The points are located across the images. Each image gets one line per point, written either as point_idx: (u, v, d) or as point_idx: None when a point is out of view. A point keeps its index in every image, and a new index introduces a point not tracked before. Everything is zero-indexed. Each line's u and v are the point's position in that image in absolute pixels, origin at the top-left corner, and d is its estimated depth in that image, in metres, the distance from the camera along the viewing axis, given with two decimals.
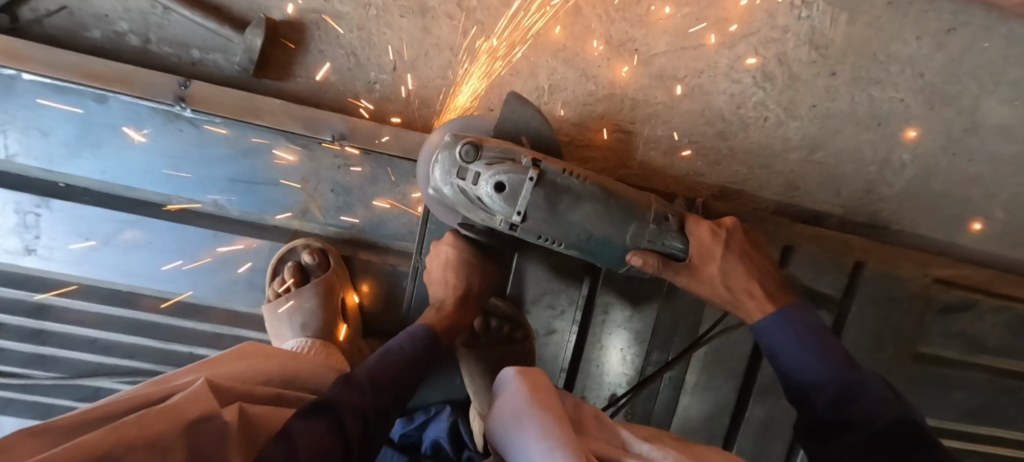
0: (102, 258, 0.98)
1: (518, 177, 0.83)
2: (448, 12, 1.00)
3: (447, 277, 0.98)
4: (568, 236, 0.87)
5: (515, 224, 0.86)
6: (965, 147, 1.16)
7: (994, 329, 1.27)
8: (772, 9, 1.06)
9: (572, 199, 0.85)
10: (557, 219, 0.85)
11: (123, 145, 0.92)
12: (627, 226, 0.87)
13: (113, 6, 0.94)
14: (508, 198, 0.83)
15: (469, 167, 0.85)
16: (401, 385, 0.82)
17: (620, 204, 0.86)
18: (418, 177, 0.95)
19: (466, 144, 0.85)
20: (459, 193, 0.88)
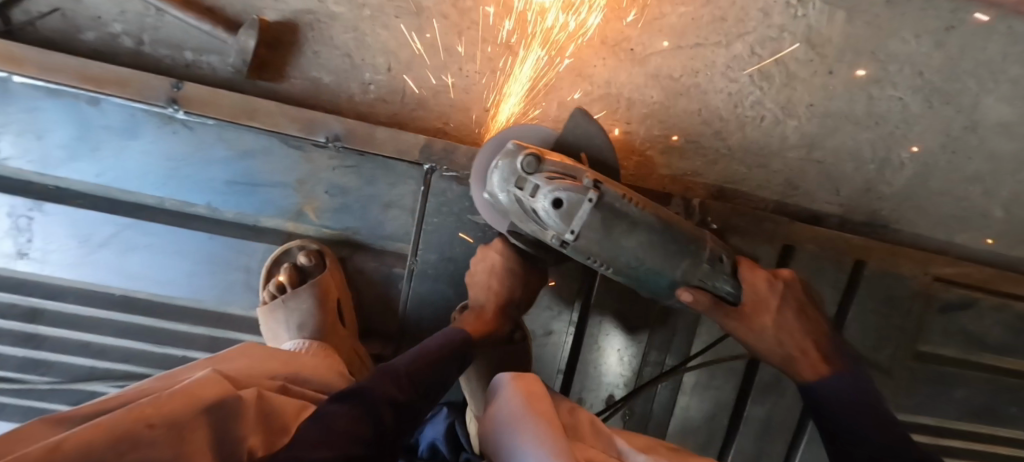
0: (96, 261, 0.97)
1: (578, 198, 0.77)
2: (444, 12, 1.00)
3: (492, 284, 0.97)
4: (617, 264, 0.85)
5: (566, 242, 0.81)
6: (965, 146, 1.16)
7: (994, 327, 1.27)
8: (769, 8, 1.06)
9: (628, 229, 0.82)
10: (611, 243, 0.81)
11: (118, 148, 0.91)
12: (679, 260, 0.86)
13: (107, 7, 0.93)
14: (566, 217, 0.78)
15: (528, 178, 0.79)
16: (434, 384, 0.81)
17: (677, 240, 0.85)
18: (474, 181, 0.93)
19: (529, 155, 0.79)
20: (515, 203, 0.82)
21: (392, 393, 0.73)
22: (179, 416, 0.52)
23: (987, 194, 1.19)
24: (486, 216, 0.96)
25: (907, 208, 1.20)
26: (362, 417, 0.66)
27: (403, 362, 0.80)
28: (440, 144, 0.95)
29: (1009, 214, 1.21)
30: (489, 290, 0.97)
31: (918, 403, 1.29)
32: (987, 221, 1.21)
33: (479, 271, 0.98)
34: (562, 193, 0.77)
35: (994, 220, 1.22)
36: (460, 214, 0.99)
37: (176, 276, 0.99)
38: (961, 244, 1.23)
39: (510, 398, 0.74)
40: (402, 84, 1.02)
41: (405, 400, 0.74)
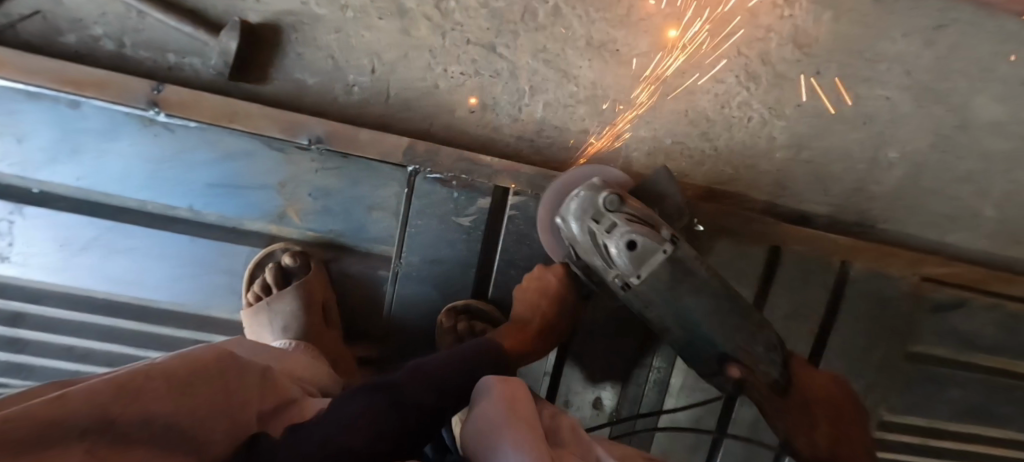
0: (79, 265, 0.97)
1: (651, 245, 0.83)
2: (428, 13, 0.99)
3: (538, 302, 0.98)
4: (672, 319, 0.88)
5: (629, 284, 0.87)
6: (955, 145, 1.15)
7: (988, 328, 1.25)
8: (754, 8, 1.06)
9: (694, 292, 0.86)
10: (671, 296, 0.86)
11: (98, 151, 0.90)
12: (734, 333, 0.88)
13: (88, 10, 0.93)
14: (635, 259, 0.84)
15: (607, 214, 0.86)
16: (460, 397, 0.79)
17: (738, 312, 0.88)
18: (542, 208, 0.96)
19: (613, 193, 0.86)
20: (588, 234, 0.88)
21: (417, 390, 0.74)
22: (184, 376, 0.51)
23: (978, 193, 1.18)
24: (546, 242, 1.00)
25: (898, 209, 1.18)
26: (384, 410, 0.68)
27: (433, 360, 0.81)
28: (422, 146, 0.95)
29: (1001, 214, 1.20)
30: (533, 307, 0.98)
31: (910, 404, 1.28)
32: (979, 221, 1.20)
33: (529, 287, 1.00)
34: (638, 237, 0.83)
35: (986, 219, 1.20)
36: (444, 216, 0.99)
37: (159, 280, 0.98)
38: (954, 245, 1.22)
39: (491, 402, 0.72)
40: (386, 86, 1.01)
41: (430, 394, 0.75)
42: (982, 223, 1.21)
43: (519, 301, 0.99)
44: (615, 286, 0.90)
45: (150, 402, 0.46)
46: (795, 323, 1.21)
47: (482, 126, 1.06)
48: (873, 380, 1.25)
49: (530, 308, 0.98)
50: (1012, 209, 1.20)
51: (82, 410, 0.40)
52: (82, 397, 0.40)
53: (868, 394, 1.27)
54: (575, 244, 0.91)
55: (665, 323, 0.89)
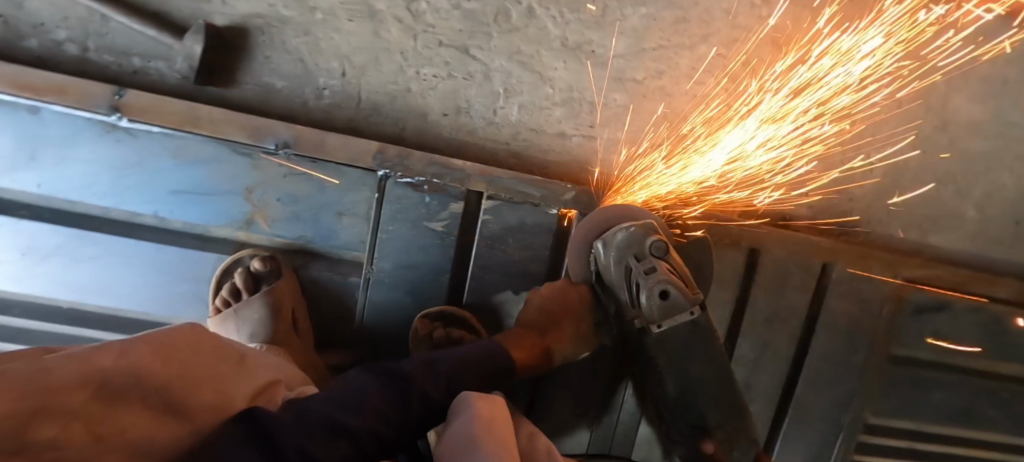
0: (43, 273, 0.95)
1: (683, 303, 0.88)
2: (398, 15, 0.97)
3: (553, 311, 0.98)
4: (675, 377, 0.93)
5: (648, 329, 0.91)
6: (934, 146, 1.14)
7: (970, 329, 1.24)
8: (732, 8, 1.04)
9: (703, 359, 0.92)
10: (678, 360, 0.92)
11: (60, 157, 0.89)
12: (723, 408, 0.93)
13: (50, 14, 0.91)
14: (665, 311, 0.89)
15: (651, 258, 0.89)
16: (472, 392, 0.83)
17: (731, 397, 0.94)
18: (577, 232, 0.97)
19: (661, 240, 0.89)
20: (624, 271, 0.91)
21: (428, 381, 0.76)
22: (167, 343, 0.54)
23: (958, 194, 1.18)
24: (571, 258, 1.00)
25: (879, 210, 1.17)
26: (394, 398, 0.72)
27: (449, 357, 0.82)
28: (392, 151, 0.94)
29: (982, 214, 1.19)
30: (552, 317, 0.98)
31: (894, 407, 1.27)
32: (959, 222, 1.19)
33: (549, 296, 0.99)
34: (674, 292, 0.88)
35: (966, 221, 1.19)
36: (416, 221, 0.98)
37: (125, 288, 0.96)
38: (935, 245, 1.21)
39: (467, 418, 0.71)
40: (357, 90, 1.00)
41: (439, 385, 0.77)
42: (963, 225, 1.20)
43: (537, 306, 0.99)
44: (633, 326, 0.94)
45: (135, 361, 0.49)
46: (777, 327, 1.19)
47: (455, 130, 1.05)
48: (858, 383, 1.24)
49: (548, 317, 0.98)
50: (993, 210, 1.19)
51: (66, 365, 0.44)
52: (64, 358, 0.44)
53: (854, 399, 1.25)
54: (605, 272, 0.94)
55: (669, 378, 0.93)
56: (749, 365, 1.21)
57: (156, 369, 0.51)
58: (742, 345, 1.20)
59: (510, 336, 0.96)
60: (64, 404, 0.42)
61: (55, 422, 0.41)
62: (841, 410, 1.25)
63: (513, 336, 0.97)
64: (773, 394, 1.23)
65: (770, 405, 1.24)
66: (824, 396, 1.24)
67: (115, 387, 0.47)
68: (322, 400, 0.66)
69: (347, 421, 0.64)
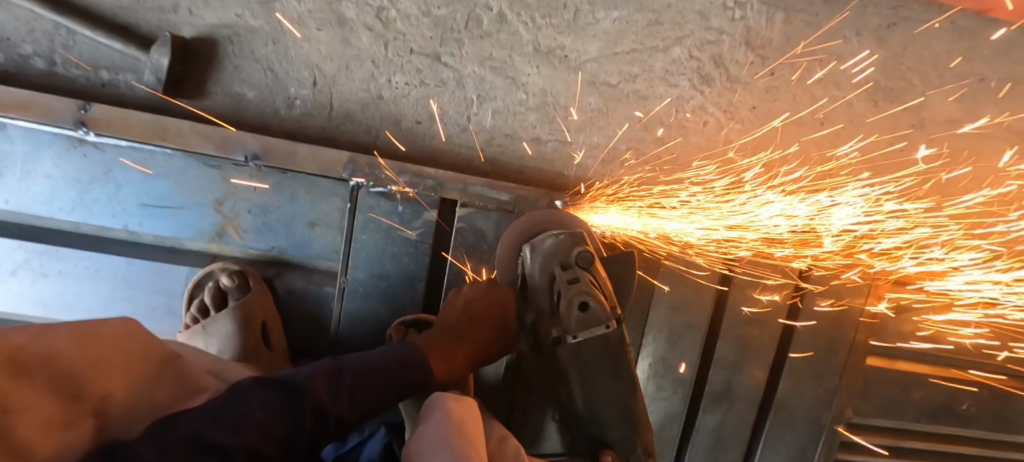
0: (16, 289, 0.95)
1: (601, 315, 0.85)
2: (367, 22, 0.96)
3: (476, 314, 0.94)
4: (582, 392, 0.89)
5: (562, 341, 0.87)
6: (910, 144, 1.13)
7: (951, 328, 1.24)
8: (704, 10, 1.02)
9: (612, 377, 0.89)
10: (582, 374, 0.88)
11: (27, 172, 0.89)
12: (624, 425, 0.91)
13: (14, 28, 0.90)
14: (581, 322, 0.85)
15: (575, 267, 0.86)
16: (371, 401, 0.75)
17: (635, 417, 0.92)
18: (508, 236, 0.94)
19: (588, 251, 0.86)
20: (546, 277, 0.88)
21: (327, 392, 0.69)
22: (93, 335, 0.58)
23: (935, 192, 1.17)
24: (499, 258, 0.97)
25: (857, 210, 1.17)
26: (280, 412, 0.64)
27: (356, 364, 0.75)
28: (364, 160, 0.95)
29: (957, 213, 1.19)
30: (474, 321, 0.94)
31: (876, 406, 1.27)
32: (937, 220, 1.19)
33: (471, 298, 0.95)
34: (594, 303, 0.84)
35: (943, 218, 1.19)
36: (389, 230, 0.98)
37: (98, 301, 0.97)
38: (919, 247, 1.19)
39: (438, 421, 0.71)
40: (328, 98, 0.99)
41: (338, 393, 0.71)
42: (942, 228, 1.20)
43: (460, 308, 0.95)
44: (547, 337, 0.89)
45: (52, 344, 0.54)
46: (758, 329, 1.19)
47: (429, 136, 1.04)
48: (838, 383, 1.24)
49: (468, 320, 0.94)
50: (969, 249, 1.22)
51: None
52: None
53: (835, 398, 1.25)
54: (528, 278, 0.90)
55: (577, 393, 0.90)
56: (729, 367, 1.21)
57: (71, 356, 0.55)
58: (723, 347, 1.20)
59: (437, 341, 0.92)
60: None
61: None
62: (823, 410, 1.25)
63: (437, 338, 0.93)
64: (754, 395, 1.23)
65: (751, 406, 1.24)
66: (804, 395, 1.24)
67: (26, 364, 0.51)
68: (195, 417, 0.59)
69: (218, 440, 0.57)
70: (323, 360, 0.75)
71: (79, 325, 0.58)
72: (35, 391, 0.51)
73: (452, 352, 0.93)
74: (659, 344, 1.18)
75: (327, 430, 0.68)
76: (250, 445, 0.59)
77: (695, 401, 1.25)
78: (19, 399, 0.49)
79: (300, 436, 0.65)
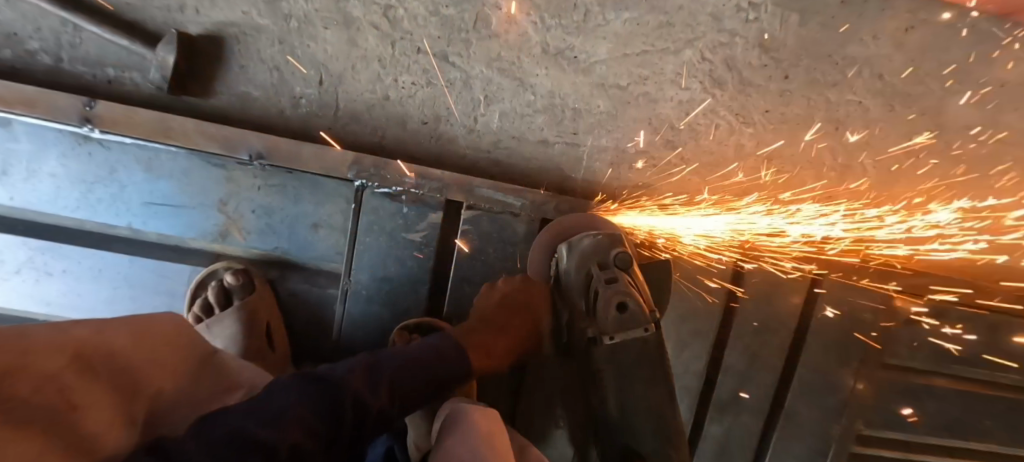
0: (20, 287, 0.95)
1: (639, 318, 0.87)
2: (374, 22, 0.95)
3: (514, 303, 0.95)
4: (616, 399, 0.91)
5: (600, 340, 0.88)
6: (929, 150, 1.10)
7: (965, 339, 1.21)
8: (717, 12, 1.00)
9: (646, 384, 0.90)
10: (620, 377, 0.90)
11: (30, 171, 0.89)
12: (657, 435, 0.92)
13: (21, 24, 0.90)
14: (619, 323, 0.87)
15: (614, 268, 0.88)
16: (408, 396, 0.78)
17: (669, 425, 0.92)
18: (543, 238, 0.97)
19: (625, 251, 0.88)
20: (585, 277, 0.90)
21: (365, 387, 0.71)
22: (144, 330, 0.62)
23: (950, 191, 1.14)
24: (532, 257, 0.99)
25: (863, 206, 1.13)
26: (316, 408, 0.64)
27: (389, 361, 0.78)
28: (369, 161, 0.93)
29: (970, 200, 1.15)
30: (511, 318, 0.94)
31: (887, 418, 1.25)
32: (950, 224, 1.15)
33: (507, 293, 0.96)
34: (632, 305, 0.86)
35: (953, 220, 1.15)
36: (393, 232, 0.97)
37: (100, 301, 0.97)
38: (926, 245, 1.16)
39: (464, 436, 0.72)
40: (334, 98, 0.98)
41: (376, 388, 0.73)
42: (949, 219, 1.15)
43: (496, 298, 0.96)
44: (584, 337, 0.90)
45: (110, 340, 0.58)
46: (766, 338, 1.17)
47: (436, 138, 1.03)
48: (848, 394, 1.21)
49: (506, 310, 0.94)
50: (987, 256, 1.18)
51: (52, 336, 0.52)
52: (51, 330, 0.53)
53: (844, 410, 1.22)
54: (565, 277, 0.92)
55: (610, 399, 0.92)
56: (736, 376, 1.19)
57: (123, 351, 0.59)
58: (731, 355, 1.17)
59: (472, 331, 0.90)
60: (42, 369, 0.50)
61: (33, 382, 0.49)
62: (832, 421, 1.23)
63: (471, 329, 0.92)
64: (762, 406, 1.21)
65: (757, 417, 1.22)
66: (814, 406, 1.22)
67: (87, 361, 0.55)
68: (238, 415, 0.59)
69: (263, 435, 0.57)
70: (358, 357, 0.77)
71: (135, 322, 0.62)
72: (93, 387, 0.55)
73: (490, 344, 0.93)
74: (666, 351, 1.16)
75: (363, 426, 0.70)
76: (296, 441, 0.60)
77: (701, 411, 1.23)
78: (82, 394, 0.53)
79: (338, 432, 0.66)
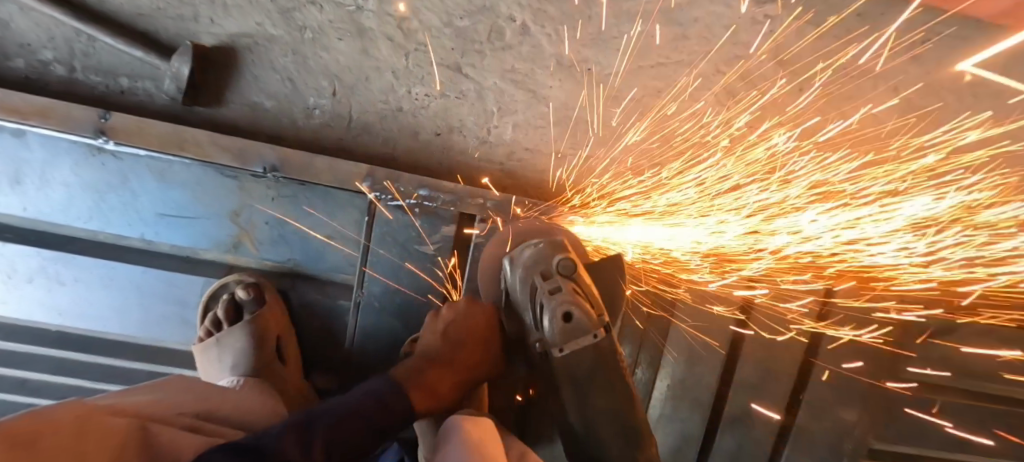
0: (32, 298, 0.95)
1: (587, 325, 0.83)
2: (388, 33, 0.94)
3: (456, 333, 0.90)
4: (577, 412, 0.87)
5: (551, 353, 0.85)
6: (947, 164, 1.09)
7: (979, 354, 1.20)
8: (732, 24, 0.99)
9: (604, 391, 0.86)
10: (576, 387, 0.86)
11: (44, 180, 0.88)
12: (625, 439, 0.87)
13: (35, 34, 0.89)
14: (566, 334, 0.83)
15: (557, 277, 0.84)
16: (354, 444, 0.74)
17: (633, 430, 0.88)
18: (494, 250, 0.94)
19: (566, 258, 0.85)
20: (530, 290, 0.86)
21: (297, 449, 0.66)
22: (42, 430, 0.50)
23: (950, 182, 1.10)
24: (485, 276, 0.97)
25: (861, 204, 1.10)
26: None
27: (326, 418, 0.72)
28: (382, 173, 0.93)
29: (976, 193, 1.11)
30: (457, 342, 0.89)
31: (899, 433, 1.24)
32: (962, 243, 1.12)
33: (454, 315, 0.92)
34: (578, 312, 0.82)
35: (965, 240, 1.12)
36: (406, 243, 0.97)
37: (110, 312, 0.97)
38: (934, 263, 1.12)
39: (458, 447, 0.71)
40: (347, 109, 0.98)
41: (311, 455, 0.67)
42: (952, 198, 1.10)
43: (439, 329, 0.91)
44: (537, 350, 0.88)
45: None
46: (779, 351, 1.16)
47: (448, 149, 1.03)
48: (860, 408, 1.21)
49: (450, 340, 0.90)
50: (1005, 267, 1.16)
51: None
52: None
53: (856, 424, 1.22)
54: (512, 291, 0.90)
55: (570, 410, 0.88)
56: (748, 390, 1.18)
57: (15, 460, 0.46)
58: (742, 368, 1.17)
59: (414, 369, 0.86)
60: None
61: None
62: (843, 433, 1.23)
63: (418, 367, 0.86)
64: (775, 419, 1.21)
65: (769, 430, 1.22)
66: (825, 420, 1.21)
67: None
68: None
69: None
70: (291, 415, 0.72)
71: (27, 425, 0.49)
72: None
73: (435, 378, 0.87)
74: (677, 364, 1.15)
75: None
76: None
77: (712, 424, 1.23)
78: None
79: None
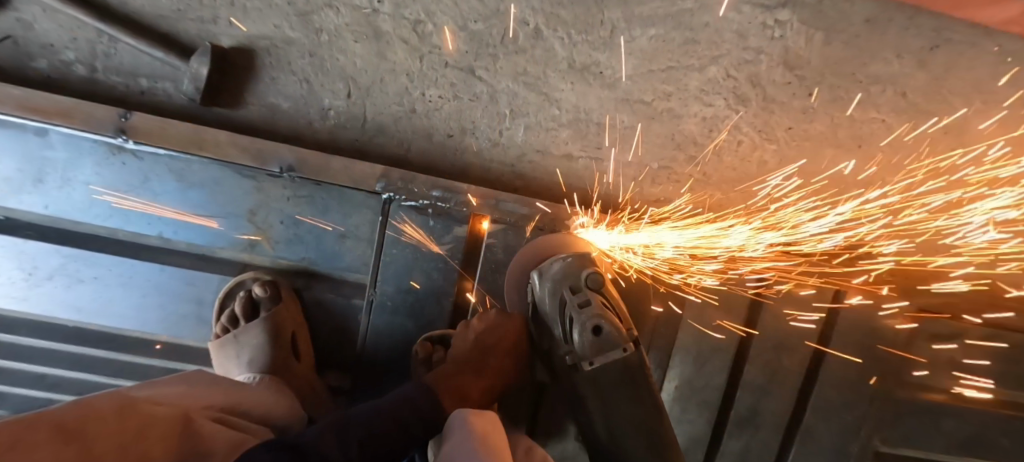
0: (50, 294, 0.97)
1: (616, 339, 0.85)
2: (403, 36, 0.96)
3: (487, 344, 0.92)
4: (603, 421, 0.88)
5: (580, 365, 0.86)
6: (954, 169, 1.11)
7: (985, 358, 1.21)
8: (744, 30, 1.00)
9: (633, 404, 0.87)
10: (604, 398, 0.87)
11: (64, 179, 0.90)
12: (650, 451, 0.88)
13: (58, 34, 0.91)
14: (596, 347, 0.85)
15: (587, 292, 0.86)
16: (379, 448, 0.77)
17: (660, 443, 0.88)
18: (520, 262, 0.94)
19: (595, 272, 0.86)
20: (559, 304, 0.88)
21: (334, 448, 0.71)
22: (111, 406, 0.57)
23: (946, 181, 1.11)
24: (509, 286, 0.96)
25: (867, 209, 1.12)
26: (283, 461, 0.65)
27: (359, 417, 0.78)
28: (397, 175, 0.96)
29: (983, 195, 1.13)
30: (487, 354, 0.92)
31: (907, 435, 1.24)
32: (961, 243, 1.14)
33: (483, 328, 0.93)
34: (607, 327, 0.84)
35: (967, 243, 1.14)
36: (419, 244, 0.99)
37: (126, 309, 0.98)
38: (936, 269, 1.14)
39: (467, 439, 0.72)
40: (361, 111, 0.99)
41: (347, 453, 0.73)
42: (950, 198, 1.12)
43: (471, 340, 0.94)
44: (564, 362, 0.89)
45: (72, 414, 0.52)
46: (787, 353, 1.17)
47: (461, 151, 1.04)
48: (867, 412, 1.21)
49: (481, 351, 0.92)
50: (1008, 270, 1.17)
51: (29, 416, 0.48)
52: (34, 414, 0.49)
53: (862, 427, 1.23)
54: (540, 304, 0.90)
55: (597, 422, 0.88)
56: (755, 393, 1.19)
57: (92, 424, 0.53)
58: (750, 371, 1.17)
59: (446, 377, 0.89)
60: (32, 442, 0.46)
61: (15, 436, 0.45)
62: (849, 438, 1.23)
63: (452, 377, 0.89)
64: (782, 422, 1.21)
65: (776, 433, 1.22)
66: (831, 423, 1.22)
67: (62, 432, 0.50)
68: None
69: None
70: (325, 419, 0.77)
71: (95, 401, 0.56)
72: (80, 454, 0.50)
73: (467, 387, 0.90)
74: (686, 366, 1.16)
75: None
76: None
77: (719, 427, 1.24)
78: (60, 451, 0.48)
79: None
